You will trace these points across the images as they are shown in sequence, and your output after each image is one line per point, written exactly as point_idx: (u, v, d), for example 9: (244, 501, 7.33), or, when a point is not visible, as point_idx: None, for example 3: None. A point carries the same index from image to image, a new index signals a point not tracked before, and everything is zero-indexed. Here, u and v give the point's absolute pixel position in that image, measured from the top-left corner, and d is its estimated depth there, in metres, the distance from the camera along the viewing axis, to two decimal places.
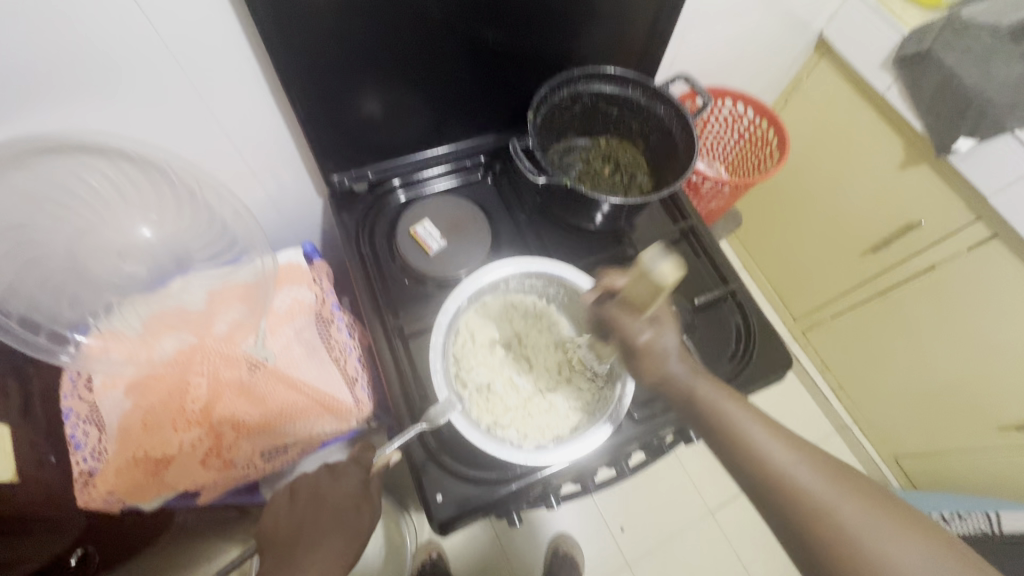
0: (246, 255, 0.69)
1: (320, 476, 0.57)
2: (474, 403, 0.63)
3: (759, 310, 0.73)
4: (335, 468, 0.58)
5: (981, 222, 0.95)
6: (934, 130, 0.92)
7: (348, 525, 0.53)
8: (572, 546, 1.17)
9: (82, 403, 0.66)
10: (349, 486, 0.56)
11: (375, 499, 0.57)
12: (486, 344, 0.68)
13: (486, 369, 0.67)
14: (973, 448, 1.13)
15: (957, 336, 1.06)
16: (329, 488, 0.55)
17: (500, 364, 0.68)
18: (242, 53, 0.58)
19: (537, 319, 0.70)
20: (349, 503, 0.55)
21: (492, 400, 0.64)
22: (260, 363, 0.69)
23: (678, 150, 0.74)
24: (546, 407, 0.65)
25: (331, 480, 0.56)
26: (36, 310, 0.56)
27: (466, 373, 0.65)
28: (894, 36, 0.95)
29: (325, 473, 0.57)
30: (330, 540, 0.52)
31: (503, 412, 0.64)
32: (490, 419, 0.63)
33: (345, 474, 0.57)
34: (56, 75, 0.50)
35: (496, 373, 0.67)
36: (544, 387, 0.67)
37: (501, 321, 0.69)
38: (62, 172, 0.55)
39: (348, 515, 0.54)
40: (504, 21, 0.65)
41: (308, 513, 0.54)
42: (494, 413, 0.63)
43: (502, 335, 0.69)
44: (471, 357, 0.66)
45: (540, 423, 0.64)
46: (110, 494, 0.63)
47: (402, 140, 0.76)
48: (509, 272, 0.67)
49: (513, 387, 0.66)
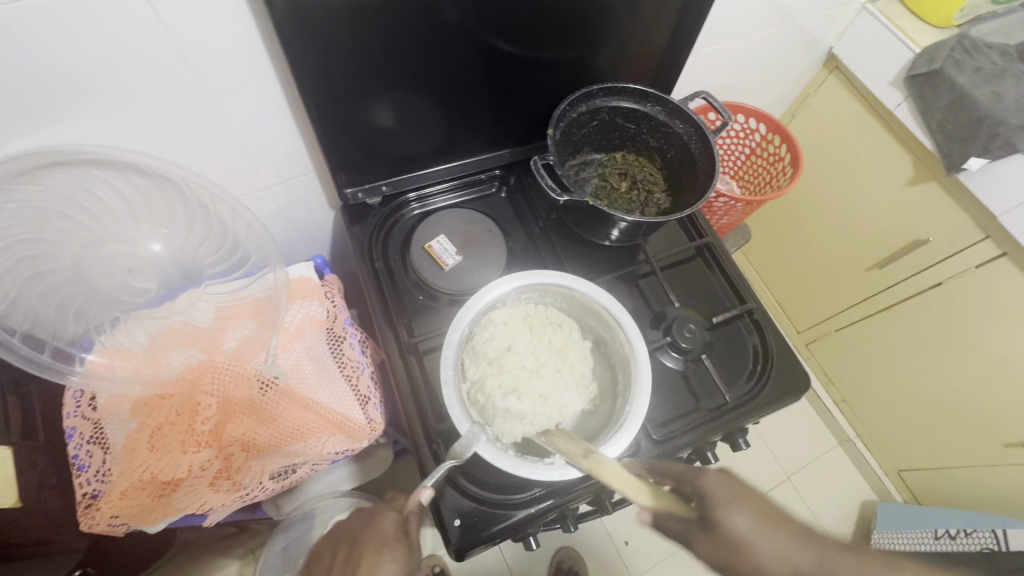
0: (259, 269, 0.66)
1: (358, 521, 0.56)
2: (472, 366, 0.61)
3: (777, 331, 0.73)
4: (371, 512, 0.56)
5: (991, 240, 0.95)
6: (945, 149, 0.92)
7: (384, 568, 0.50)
8: (577, 562, 1.15)
9: (85, 423, 0.63)
10: (383, 529, 0.53)
11: (413, 541, 0.54)
12: (512, 321, 0.64)
13: (510, 335, 0.63)
14: (979, 464, 1.13)
15: (962, 352, 1.06)
16: (362, 530, 0.54)
17: (525, 333, 0.64)
18: (256, 60, 0.56)
19: (553, 318, 0.67)
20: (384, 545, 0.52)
21: (494, 366, 0.61)
22: (271, 381, 0.67)
23: (697, 169, 0.73)
24: (541, 410, 0.59)
25: (365, 522, 0.55)
26: (38, 327, 0.54)
27: (482, 343, 0.62)
28: (906, 54, 0.96)
29: (360, 519, 0.56)
30: None
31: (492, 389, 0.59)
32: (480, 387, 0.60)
33: (383, 519, 0.55)
34: (65, 86, 0.49)
35: (517, 337, 0.63)
36: (558, 385, 0.61)
37: (522, 324, 0.65)
38: (68, 183, 0.52)
39: (384, 561, 0.50)
40: (524, 35, 0.65)
41: (339, 559, 0.52)
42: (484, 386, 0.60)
43: (529, 324, 0.65)
44: (490, 325, 0.63)
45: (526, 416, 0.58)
46: (115, 518, 0.61)
47: (415, 151, 0.75)
48: (514, 286, 0.64)
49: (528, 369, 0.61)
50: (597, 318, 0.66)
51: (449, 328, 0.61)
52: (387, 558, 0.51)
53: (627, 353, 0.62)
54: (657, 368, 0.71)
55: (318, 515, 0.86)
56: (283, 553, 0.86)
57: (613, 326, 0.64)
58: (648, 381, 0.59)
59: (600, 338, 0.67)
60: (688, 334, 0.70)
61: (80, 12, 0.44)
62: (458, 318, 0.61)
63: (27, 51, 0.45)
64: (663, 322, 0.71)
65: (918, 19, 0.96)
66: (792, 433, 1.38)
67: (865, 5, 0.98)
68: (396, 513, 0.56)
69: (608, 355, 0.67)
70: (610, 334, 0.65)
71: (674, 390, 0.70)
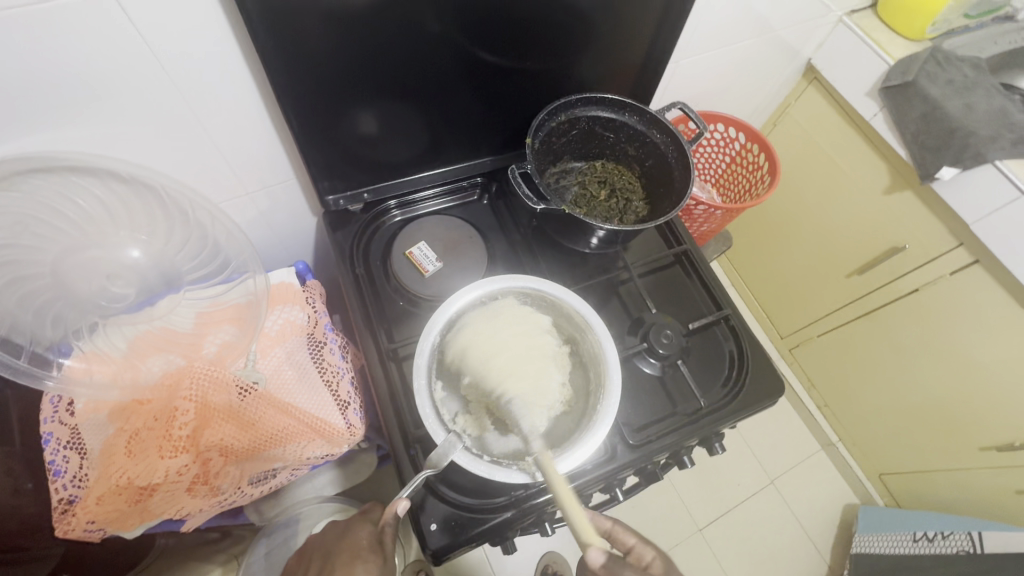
0: (239, 274, 0.66)
1: (333, 534, 0.57)
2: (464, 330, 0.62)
3: (752, 337, 0.74)
4: (346, 525, 0.57)
5: (964, 248, 0.97)
6: (919, 159, 0.94)
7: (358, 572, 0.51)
8: (562, 566, 1.16)
9: (62, 428, 0.63)
10: (358, 541, 0.54)
11: (388, 553, 0.55)
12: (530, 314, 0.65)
13: (530, 321, 0.64)
14: (956, 467, 1.15)
15: (939, 358, 1.08)
16: (337, 542, 0.55)
17: (541, 328, 0.65)
18: (236, 66, 0.56)
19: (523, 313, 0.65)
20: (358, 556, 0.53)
21: (488, 347, 0.60)
22: (250, 387, 0.66)
23: (674, 178, 0.75)
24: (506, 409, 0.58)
25: (341, 536, 0.56)
26: (16, 332, 0.55)
27: (476, 319, 0.63)
28: (881, 66, 0.98)
29: (335, 532, 0.57)
30: None
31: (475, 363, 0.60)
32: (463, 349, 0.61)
33: (354, 532, 0.56)
34: (41, 93, 0.49)
35: (538, 329, 0.64)
36: (537, 393, 0.59)
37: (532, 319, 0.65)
38: (46, 190, 0.53)
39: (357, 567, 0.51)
40: (502, 45, 0.66)
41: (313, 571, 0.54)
42: (468, 354, 0.60)
43: (539, 321, 0.65)
44: (516, 306, 0.65)
45: (489, 402, 0.59)
46: (91, 523, 0.61)
47: (396, 159, 0.76)
48: (483, 292, 0.65)
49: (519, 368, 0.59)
50: (567, 319, 0.67)
51: (422, 334, 0.62)
52: (359, 568, 0.51)
53: (597, 354, 0.63)
54: (634, 373, 0.72)
55: (302, 520, 0.88)
56: (265, 559, 0.87)
57: (583, 327, 0.65)
58: (618, 385, 0.61)
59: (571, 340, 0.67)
60: (665, 341, 0.71)
61: (56, 21, 0.45)
62: (448, 307, 0.63)
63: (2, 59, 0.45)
64: (639, 330, 0.72)
65: (894, 33, 0.99)
66: (775, 438, 1.40)
67: (842, 18, 1.01)
68: (370, 526, 0.56)
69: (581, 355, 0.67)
70: (580, 336, 0.66)
71: (650, 395, 0.71)
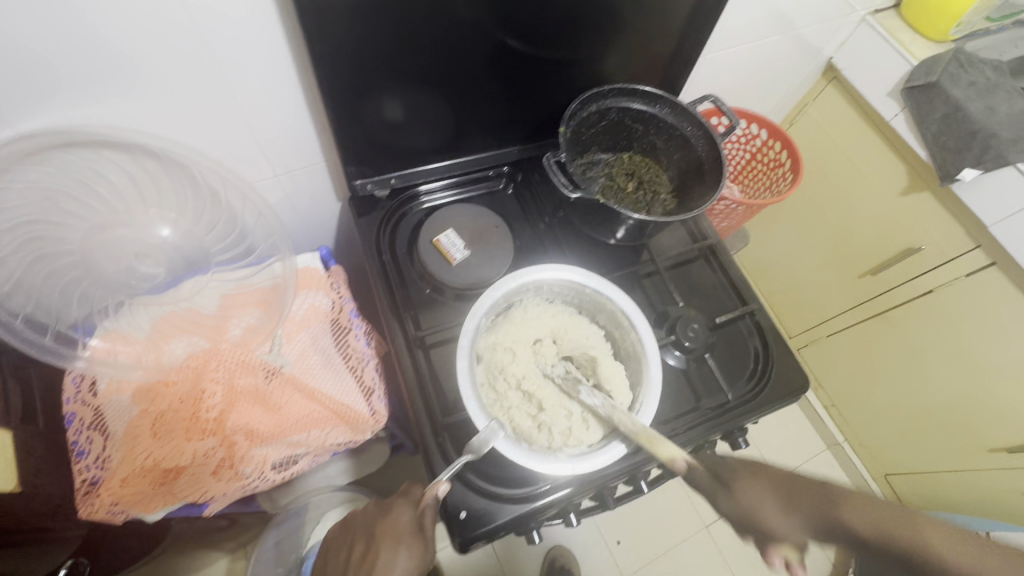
0: (267, 258, 0.65)
1: (373, 515, 0.56)
2: (492, 332, 0.65)
3: (777, 332, 0.74)
4: (386, 504, 0.57)
5: (981, 249, 0.97)
6: (940, 160, 0.95)
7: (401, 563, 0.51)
8: (568, 558, 1.16)
9: (85, 408, 0.63)
10: (399, 524, 0.54)
11: (428, 536, 0.55)
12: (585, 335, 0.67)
13: (586, 338, 0.67)
14: (964, 469, 1.16)
15: (954, 359, 1.08)
16: (379, 523, 0.54)
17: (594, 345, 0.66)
18: (272, 44, 0.55)
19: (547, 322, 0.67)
20: (398, 539, 0.53)
21: (522, 361, 0.63)
22: (276, 370, 0.67)
23: (705, 171, 0.75)
24: (530, 428, 0.59)
25: (382, 514, 0.55)
26: (41, 309, 0.53)
27: (529, 305, 0.68)
28: (904, 67, 0.98)
29: (376, 510, 0.57)
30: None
31: (505, 375, 0.62)
32: (488, 352, 0.64)
33: (397, 512, 0.55)
34: (76, 67, 0.48)
35: (591, 346, 0.66)
36: (596, 398, 0.59)
37: (587, 336, 0.67)
38: (79, 165, 0.52)
39: (400, 555, 0.52)
40: (535, 33, 0.65)
41: (355, 556, 0.53)
42: (502, 360, 0.63)
43: (590, 342, 0.66)
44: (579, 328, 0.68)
45: (517, 413, 0.60)
46: (115, 505, 0.60)
47: (424, 144, 0.75)
48: (554, 277, 0.66)
49: (553, 391, 0.62)
50: (602, 310, 0.68)
51: (466, 318, 0.62)
52: (402, 555, 0.52)
53: (637, 349, 0.64)
54: (659, 364, 0.72)
55: (311, 508, 0.87)
56: (275, 548, 0.86)
57: (623, 321, 0.66)
58: (656, 377, 0.61)
59: (609, 336, 0.69)
60: (692, 333, 0.71)
61: None
62: (535, 273, 0.65)
63: (33, 27, 0.44)
64: (666, 322, 0.72)
65: (914, 32, 0.99)
66: (782, 438, 1.41)
67: (866, 17, 1.01)
68: (410, 507, 0.56)
69: (616, 348, 0.69)
70: (620, 331, 0.67)
71: (676, 387, 0.71)
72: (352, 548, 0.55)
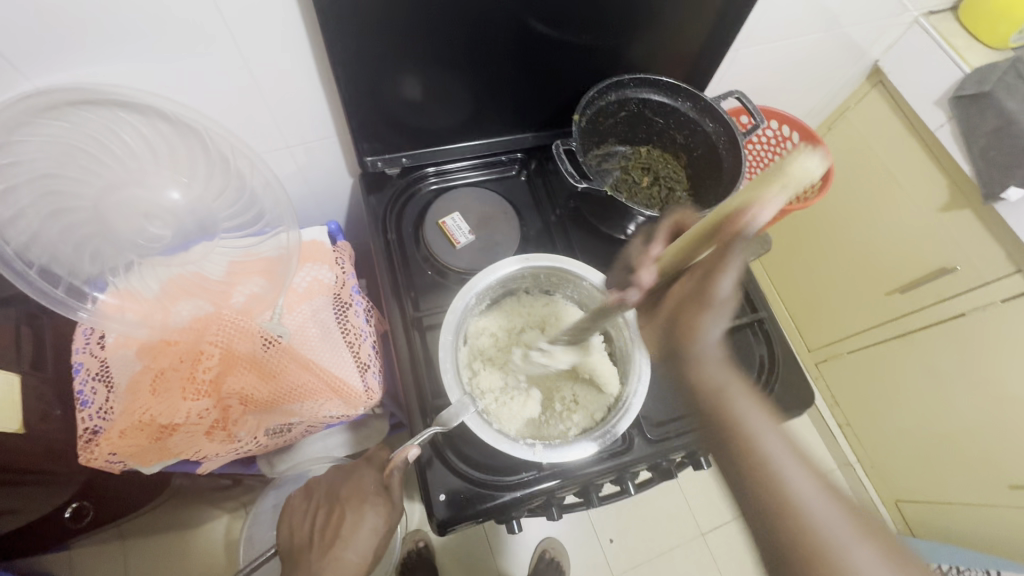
0: (273, 228, 0.65)
1: (336, 476, 0.61)
2: (484, 315, 0.68)
3: (786, 343, 0.72)
4: (353, 467, 0.61)
5: (1020, 275, 0.92)
6: (985, 176, 0.89)
7: (368, 521, 0.55)
8: (559, 552, 1.17)
9: (92, 359, 0.66)
10: (363, 486, 0.58)
11: (394, 496, 0.58)
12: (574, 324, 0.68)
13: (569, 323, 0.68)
14: (981, 503, 1.09)
15: (982, 387, 1.02)
16: (343, 486, 0.58)
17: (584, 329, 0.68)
18: (287, 13, 0.55)
19: (534, 309, 0.69)
20: (362, 499, 0.57)
21: (506, 346, 0.66)
22: (274, 339, 0.67)
23: (724, 172, 0.72)
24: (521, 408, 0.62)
25: (347, 478, 0.60)
26: (56, 262, 0.53)
27: (522, 296, 0.70)
28: (954, 74, 0.92)
29: (342, 473, 0.61)
30: (351, 535, 0.55)
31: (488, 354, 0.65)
32: (475, 334, 0.66)
33: (362, 479, 0.58)
34: (96, 28, 0.49)
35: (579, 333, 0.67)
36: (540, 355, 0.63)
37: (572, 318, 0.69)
38: (95, 123, 0.53)
39: (368, 513, 0.56)
40: (558, 17, 0.63)
41: (319, 517, 0.58)
42: (483, 343, 0.66)
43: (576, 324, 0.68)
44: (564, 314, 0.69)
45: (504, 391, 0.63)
46: (113, 454, 0.63)
47: (437, 126, 0.74)
48: (529, 265, 0.65)
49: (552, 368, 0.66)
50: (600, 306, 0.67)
51: (457, 295, 0.62)
52: (369, 514, 0.56)
53: (631, 355, 0.62)
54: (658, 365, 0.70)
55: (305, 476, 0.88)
56: (273, 509, 0.90)
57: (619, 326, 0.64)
58: (643, 378, 0.60)
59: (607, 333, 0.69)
60: None
61: None
62: (503, 264, 0.64)
63: None
64: None
65: (972, 38, 0.93)
66: None
67: (919, 18, 0.95)
68: (376, 472, 0.59)
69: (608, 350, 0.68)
70: (616, 332, 0.65)
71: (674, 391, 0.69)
72: (316, 511, 0.59)
